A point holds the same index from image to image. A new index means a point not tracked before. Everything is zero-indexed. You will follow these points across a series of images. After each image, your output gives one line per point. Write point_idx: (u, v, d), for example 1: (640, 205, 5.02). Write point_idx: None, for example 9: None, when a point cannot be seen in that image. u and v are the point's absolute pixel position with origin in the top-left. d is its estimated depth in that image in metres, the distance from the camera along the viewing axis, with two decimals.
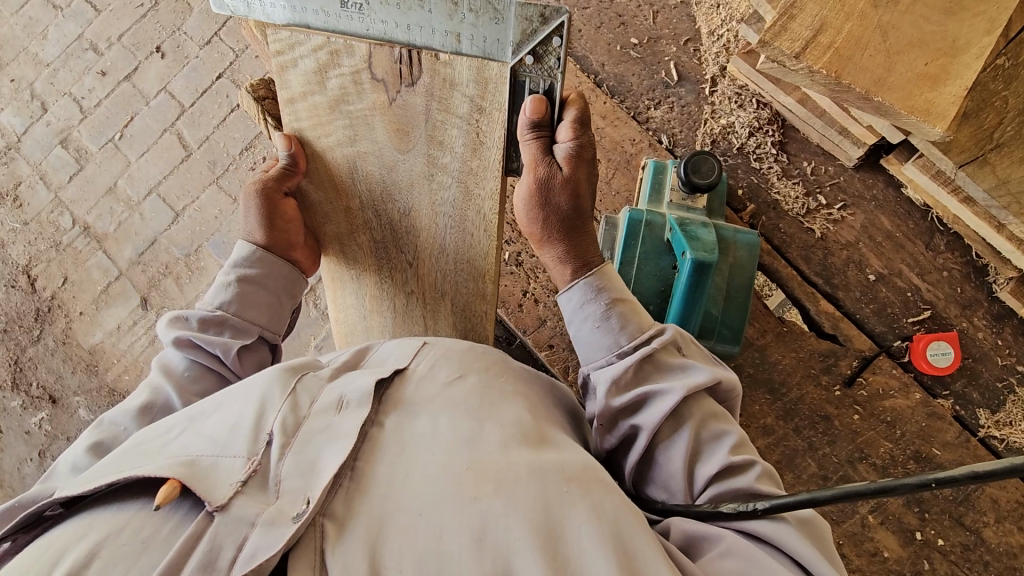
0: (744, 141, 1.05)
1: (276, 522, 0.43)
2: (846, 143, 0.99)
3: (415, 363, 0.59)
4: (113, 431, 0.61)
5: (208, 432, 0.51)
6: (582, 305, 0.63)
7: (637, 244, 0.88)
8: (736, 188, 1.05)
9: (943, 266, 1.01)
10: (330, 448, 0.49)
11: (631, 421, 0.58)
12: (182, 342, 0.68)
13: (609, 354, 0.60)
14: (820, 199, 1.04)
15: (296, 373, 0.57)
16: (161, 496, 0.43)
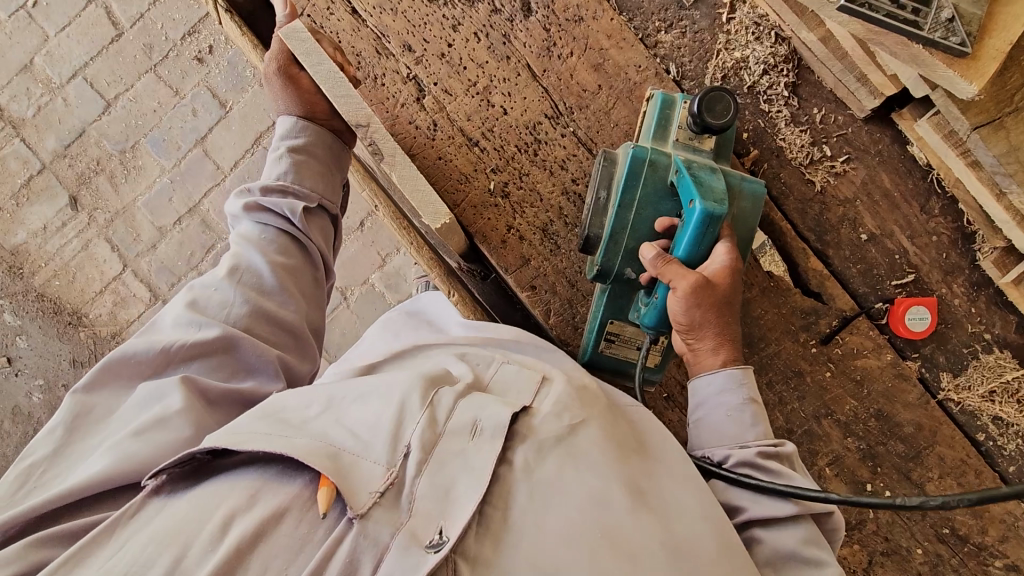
0: (756, 79, 0.97)
1: (412, 542, 0.57)
2: (862, 91, 0.93)
3: (539, 401, 0.71)
4: (201, 294, 0.78)
5: (349, 424, 0.65)
6: (703, 402, 0.75)
7: (638, 185, 0.81)
8: (742, 130, 0.98)
9: (934, 230, 0.98)
10: (464, 481, 0.62)
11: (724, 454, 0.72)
12: (248, 206, 0.84)
13: (733, 445, 0.72)
14: (824, 149, 0.98)
15: (436, 384, 0.70)
16: (324, 495, 0.58)
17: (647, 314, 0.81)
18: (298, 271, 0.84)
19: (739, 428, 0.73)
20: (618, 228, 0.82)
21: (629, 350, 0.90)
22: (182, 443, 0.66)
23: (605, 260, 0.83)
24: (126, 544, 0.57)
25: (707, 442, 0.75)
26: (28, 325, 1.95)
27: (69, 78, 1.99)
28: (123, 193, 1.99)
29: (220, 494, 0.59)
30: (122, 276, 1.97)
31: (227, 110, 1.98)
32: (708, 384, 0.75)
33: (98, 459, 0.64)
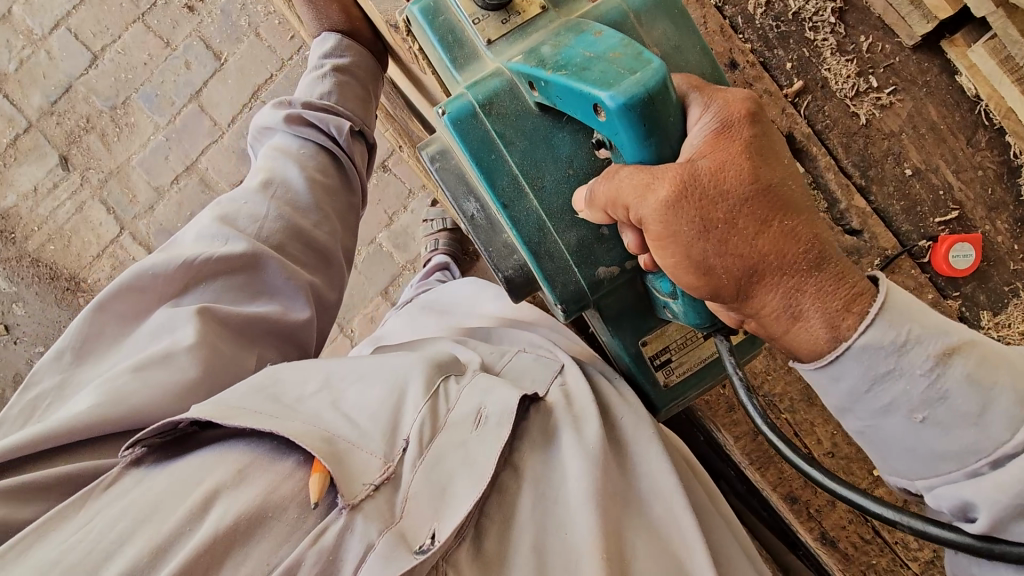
0: (802, 5, 0.94)
1: (401, 543, 0.64)
2: (913, 15, 0.92)
3: (549, 393, 0.85)
4: (235, 208, 0.89)
5: (353, 415, 0.74)
6: (865, 417, 0.59)
7: (507, 162, 0.71)
8: (785, 60, 0.95)
9: (980, 164, 0.95)
10: (462, 479, 0.71)
11: (897, 416, 0.57)
12: (291, 120, 0.98)
13: (898, 409, 0.56)
14: (870, 80, 0.94)
15: (442, 371, 0.81)
16: (317, 484, 0.65)
17: (688, 312, 0.70)
18: (332, 184, 0.99)
19: (968, 435, 0.54)
20: (533, 233, 0.72)
21: (690, 354, 0.86)
22: (187, 382, 0.75)
23: (565, 295, 0.74)
24: (101, 512, 0.63)
25: (923, 474, 0.58)
26: (25, 292, 1.88)
27: (53, 29, 1.90)
28: (116, 151, 1.90)
29: (205, 470, 0.67)
30: (119, 239, 1.90)
31: (223, 62, 1.89)
32: (834, 383, 0.58)
33: (98, 395, 0.72)
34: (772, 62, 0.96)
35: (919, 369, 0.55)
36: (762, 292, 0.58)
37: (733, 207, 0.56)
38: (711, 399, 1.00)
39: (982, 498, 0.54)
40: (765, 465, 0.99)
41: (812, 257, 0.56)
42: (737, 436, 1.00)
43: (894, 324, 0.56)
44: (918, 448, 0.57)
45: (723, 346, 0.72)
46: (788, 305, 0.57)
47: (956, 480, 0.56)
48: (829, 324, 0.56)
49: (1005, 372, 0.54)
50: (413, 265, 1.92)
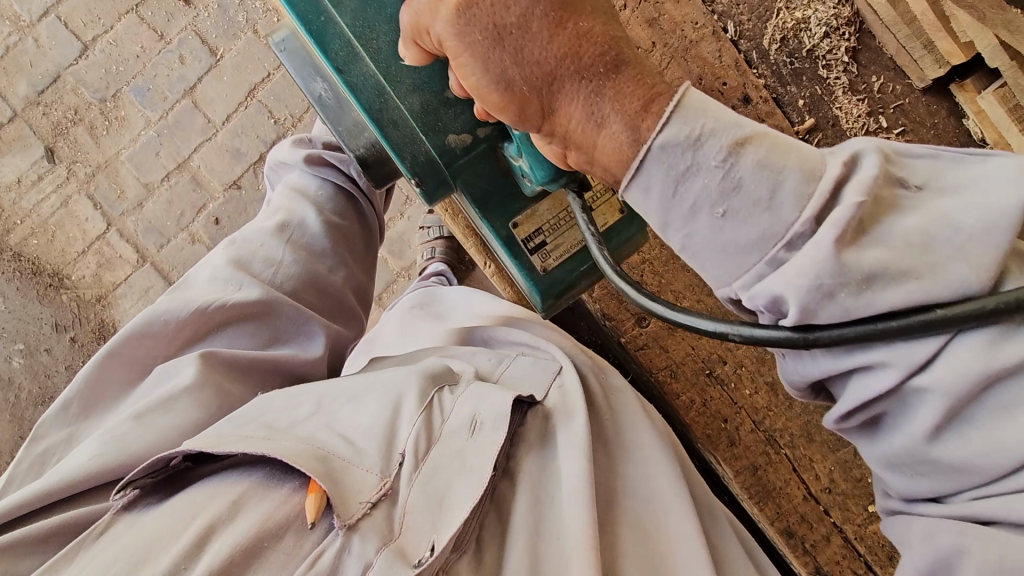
0: (816, 43, 0.95)
1: (400, 559, 0.63)
2: (926, 60, 0.93)
3: (549, 397, 0.84)
4: (252, 250, 0.92)
5: (347, 433, 0.72)
6: (677, 227, 0.54)
7: (338, 23, 0.70)
8: (797, 97, 0.96)
9: None
10: (460, 489, 0.69)
11: (691, 213, 0.53)
12: (310, 160, 1.02)
13: (696, 209, 0.52)
14: (880, 120, 0.95)
15: (436, 383, 0.80)
16: (313, 503, 0.64)
17: (532, 167, 0.68)
18: (347, 220, 1.02)
19: (763, 221, 0.51)
20: (372, 97, 0.70)
21: (563, 236, 0.80)
22: (189, 424, 0.74)
23: (415, 167, 0.71)
24: (95, 558, 0.62)
25: (735, 274, 0.53)
26: (5, 286, 1.83)
27: (41, 17, 1.84)
28: (104, 145, 1.85)
29: (200, 503, 0.65)
30: (106, 236, 1.85)
31: (218, 59, 1.84)
32: (647, 196, 0.54)
33: (101, 446, 0.71)
34: (784, 98, 0.96)
35: (712, 162, 0.51)
36: (563, 102, 0.55)
37: (526, 9, 0.53)
38: (714, 434, 1.04)
39: (790, 289, 0.49)
40: (764, 499, 1.02)
41: (608, 61, 0.54)
42: (738, 471, 1.03)
43: (690, 121, 0.52)
44: (722, 258, 0.53)
45: (576, 202, 0.70)
46: (590, 113, 0.55)
47: (762, 274, 0.52)
48: (631, 128, 0.53)
49: (793, 156, 0.51)
50: (407, 272, 1.91)
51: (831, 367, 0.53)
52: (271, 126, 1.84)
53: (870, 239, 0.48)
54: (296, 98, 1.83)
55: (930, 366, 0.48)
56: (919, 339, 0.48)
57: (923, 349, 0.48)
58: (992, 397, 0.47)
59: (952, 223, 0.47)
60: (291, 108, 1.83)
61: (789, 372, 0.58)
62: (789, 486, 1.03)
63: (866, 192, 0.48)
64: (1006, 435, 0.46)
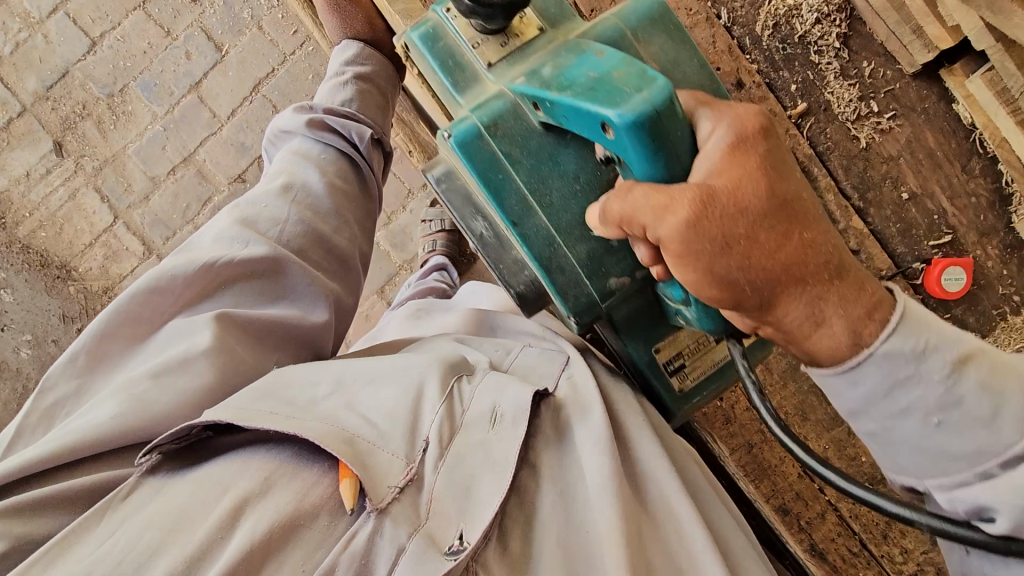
0: (808, 29, 0.97)
1: (430, 547, 0.66)
2: (916, 44, 0.94)
3: (559, 389, 0.84)
4: (253, 210, 0.93)
5: (373, 416, 0.74)
6: (878, 418, 0.59)
7: (515, 181, 0.71)
8: (789, 82, 0.98)
9: (973, 191, 0.98)
10: (485, 479, 0.71)
11: (854, 411, 0.60)
12: (311, 124, 1.04)
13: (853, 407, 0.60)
14: (871, 105, 0.97)
15: (454, 371, 0.80)
16: (349, 491, 0.67)
17: (700, 316, 0.68)
18: (351, 187, 1.03)
19: (978, 437, 0.56)
20: (543, 250, 0.72)
21: (703, 357, 0.85)
22: (202, 386, 0.76)
23: (577, 307, 0.73)
24: (124, 521, 0.65)
25: (932, 474, 0.59)
26: (14, 278, 1.86)
27: (49, 13, 1.87)
28: (112, 140, 1.88)
29: (228, 477, 0.68)
30: (113, 228, 1.88)
31: (224, 54, 1.87)
32: (852, 386, 0.59)
33: (114, 403, 0.73)
34: (777, 83, 0.98)
35: (936, 378, 0.56)
36: (785, 303, 0.57)
37: (752, 221, 0.56)
38: (710, 414, 1.05)
39: (1001, 502, 0.54)
40: (760, 477, 1.04)
41: (830, 269, 0.57)
42: (734, 448, 1.05)
43: (913, 331, 0.57)
44: (912, 433, 0.58)
45: (737, 351, 0.69)
46: (810, 314, 0.57)
47: (968, 480, 0.57)
48: (852, 332, 0.57)
49: (1012, 379, 0.56)
50: (409, 264, 1.93)
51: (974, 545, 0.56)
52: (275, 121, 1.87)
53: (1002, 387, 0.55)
54: (300, 94, 1.86)
55: None
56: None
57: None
58: None
59: None
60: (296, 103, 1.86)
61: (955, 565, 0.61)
62: (784, 464, 1.05)
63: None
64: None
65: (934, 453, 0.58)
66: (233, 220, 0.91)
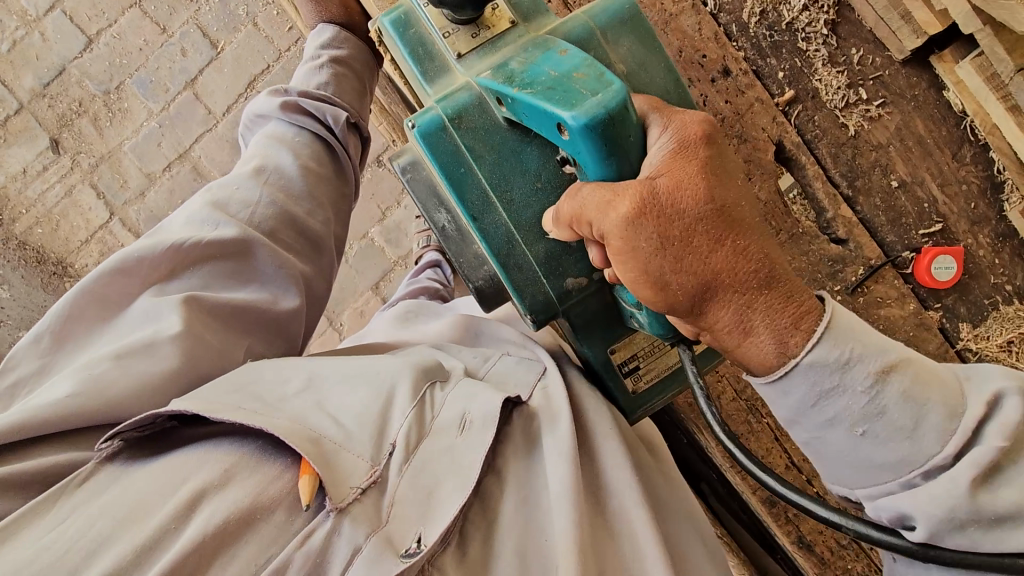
0: (795, 16, 0.96)
1: (388, 548, 0.66)
2: (904, 30, 0.93)
3: (533, 398, 0.85)
4: (225, 193, 0.92)
5: (342, 417, 0.74)
6: (810, 429, 0.60)
7: (477, 176, 0.75)
8: (776, 69, 0.97)
9: (964, 179, 0.97)
10: (449, 483, 0.72)
11: (793, 418, 0.62)
12: (285, 107, 1.03)
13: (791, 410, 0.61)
14: (860, 92, 0.96)
15: (428, 377, 0.81)
16: (307, 485, 0.66)
17: (652, 321, 0.72)
18: (328, 173, 1.03)
19: (902, 447, 0.56)
20: (502, 244, 0.76)
21: (659, 360, 0.87)
22: (166, 370, 0.76)
23: (533, 305, 0.77)
24: (78, 508, 0.65)
25: (861, 484, 0.60)
26: (10, 275, 1.86)
27: (47, 11, 1.89)
28: (108, 137, 1.89)
29: (188, 469, 0.68)
30: (108, 224, 1.88)
31: (219, 52, 1.88)
32: (784, 396, 0.60)
33: (74, 384, 0.72)
34: (764, 71, 0.98)
35: (860, 387, 0.57)
36: (715, 309, 0.59)
37: (689, 224, 0.58)
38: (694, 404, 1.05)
39: (919, 511, 0.55)
40: (747, 468, 1.03)
41: (762, 277, 0.58)
42: (719, 439, 1.04)
43: (839, 343, 0.58)
44: (846, 442, 0.59)
45: (688, 357, 0.73)
46: (739, 321, 0.59)
47: (892, 490, 0.58)
48: (779, 343, 0.58)
49: (936, 392, 0.56)
50: (404, 261, 1.93)
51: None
52: None
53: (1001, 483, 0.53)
54: None
55: None
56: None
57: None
58: None
59: None
60: None
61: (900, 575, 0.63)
62: (769, 455, 1.04)
63: (1012, 438, 0.53)
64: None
65: (862, 463, 0.58)
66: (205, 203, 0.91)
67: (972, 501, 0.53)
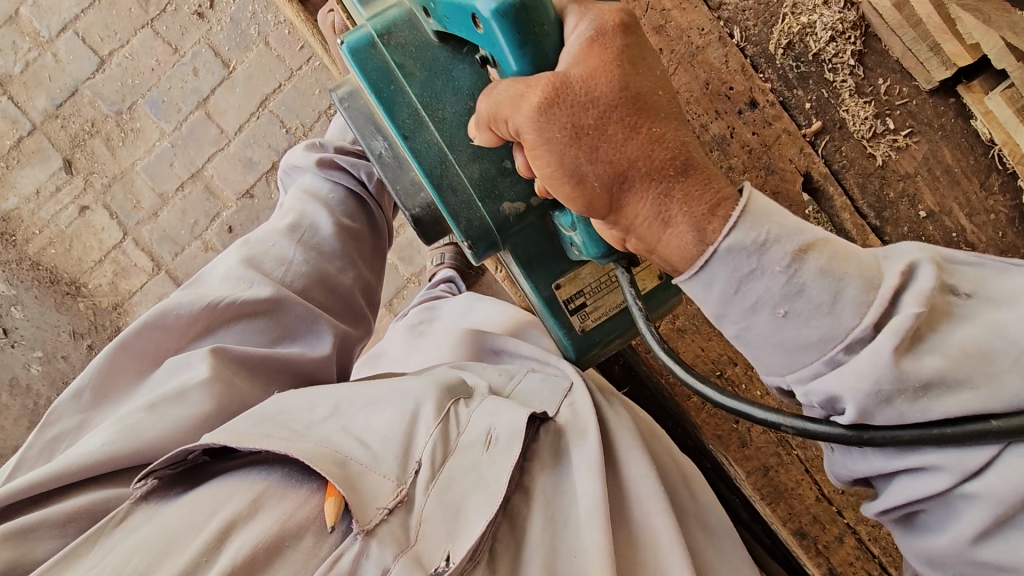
0: (822, 47, 0.99)
1: (416, 567, 0.65)
2: (932, 62, 0.96)
3: (561, 411, 0.85)
4: (258, 250, 0.97)
5: (367, 440, 0.73)
6: (735, 321, 0.59)
7: (408, 94, 0.77)
8: (803, 101, 1.00)
9: (992, 208, 0.97)
10: (475, 499, 0.70)
11: (719, 312, 0.59)
12: (321, 163, 1.07)
13: (716, 297, 0.58)
14: (888, 122, 0.98)
15: (451, 395, 0.80)
16: (332, 507, 0.66)
17: (586, 242, 0.72)
18: (360, 227, 1.07)
19: (825, 325, 0.55)
20: (434, 164, 0.76)
21: (604, 298, 0.85)
22: (198, 415, 0.77)
23: (471, 231, 0.77)
24: (114, 548, 0.64)
25: (792, 370, 0.59)
26: (24, 295, 1.86)
27: (59, 32, 1.89)
28: (121, 157, 1.89)
29: (219, 499, 0.67)
30: (122, 244, 1.88)
31: (231, 71, 1.88)
32: (708, 290, 0.58)
33: (111, 432, 0.74)
34: (791, 102, 1.00)
35: (779, 268, 0.55)
36: (632, 200, 0.58)
37: (603, 112, 0.57)
38: (725, 434, 1.05)
39: (848, 391, 0.55)
40: (776, 500, 1.03)
41: (677, 164, 0.57)
42: (750, 471, 1.04)
43: (755, 227, 0.56)
44: (772, 335, 0.57)
45: (625, 277, 0.72)
46: (658, 212, 0.58)
47: (820, 371, 0.57)
48: (698, 232, 0.57)
49: (853, 265, 0.55)
50: (417, 278, 1.93)
51: (882, 466, 0.59)
52: (283, 136, 1.87)
53: (927, 350, 0.53)
54: (307, 109, 1.87)
55: (981, 473, 0.53)
56: (973, 446, 0.53)
57: (975, 457, 0.53)
58: None
59: (1007, 337, 0.51)
60: (303, 118, 1.86)
61: (839, 467, 0.65)
62: (801, 487, 1.03)
63: (925, 303, 0.53)
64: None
65: (791, 352, 0.57)
66: (241, 259, 0.96)
67: (896, 371, 0.52)
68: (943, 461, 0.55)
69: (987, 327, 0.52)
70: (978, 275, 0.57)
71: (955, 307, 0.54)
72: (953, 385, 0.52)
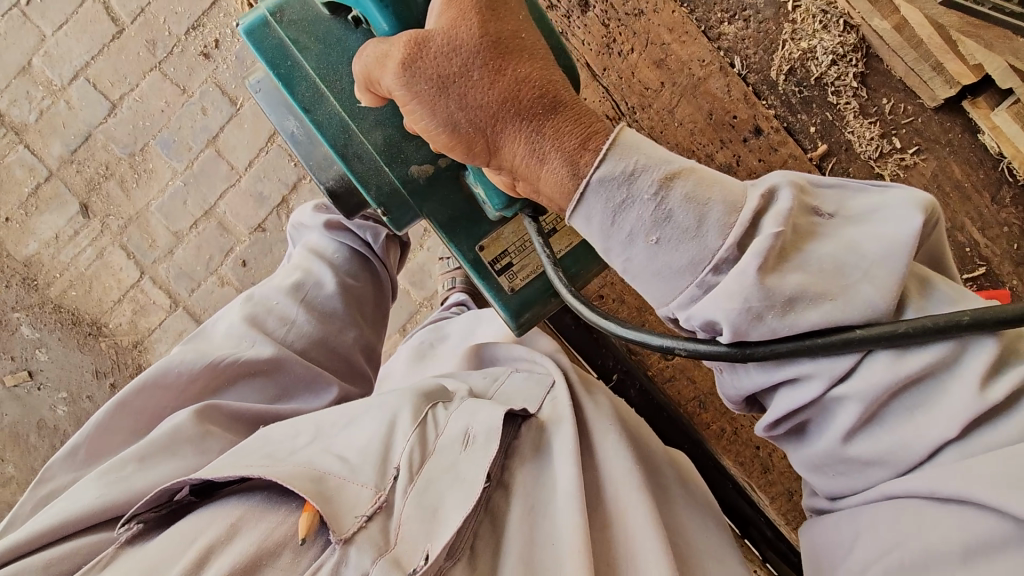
0: (824, 71, 1.02)
1: (394, 568, 0.63)
2: (935, 80, 0.98)
3: (542, 407, 0.87)
4: (262, 307, 1.03)
5: (348, 454, 0.75)
6: (617, 253, 0.61)
7: (304, 68, 0.78)
8: (809, 125, 1.03)
9: (1005, 221, 1.00)
10: (451, 499, 0.70)
11: (602, 242, 0.61)
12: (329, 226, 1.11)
13: (596, 228, 0.60)
14: (893, 142, 1.02)
15: (429, 400, 0.83)
16: (305, 522, 0.65)
17: (490, 194, 0.74)
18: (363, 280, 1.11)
19: (692, 248, 0.58)
20: (337, 134, 0.79)
21: (530, 255, 0.85)
22: (187, 467, 0.79)
23: (381, 196, 0.80)
24: None
25: (671, 296, 0.61)
26: (48, 338, 1.91)
27: (71, 80, 1.93)
28: (135, 198, 1.93)
29: (199, 529, 0.67)
30: (139, 283, 1.92)
31: (238, 107, 1.91)
32: (589, 223, 0.60)
33: (100, 485, 0.76)
34: (796, 127, 1.04)
35: (646, 195, 0.58)
36: (506, 140, 0.60)
37: (466, 60, 0.59)
38: (747, 461, 1.13)
39: (721, 312, 0.57)
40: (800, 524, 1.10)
41: (543, 103, 0.59)
42: (773, 496, 1.12)
43: (625, 157, 0.59)
44: (645, 260, 0.60)
45: (531, 225, 0.74)
46: (532, 150, 0.60)
47: (695, 296, 0.59)
48: (571, 165, 0.59)
49: (716, 189, 0.58)
50: (430, 302, 1.95)
51: (762, 380, 0.61)
52: (291, 168, 1.90)
53: (793, 266, 0.56)
54: None
55: (849, 377, 0.56)
56: (838, 354, 0.56)
57: (841, 363, 0.56)
58: (903, 400, 0.55)
59: (859, 251, 0.56)
60: None
61: (727, 387, 0.66)
62: None
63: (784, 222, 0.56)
64: (909, 431, 0.54)
65: (666, 274, 0.60)
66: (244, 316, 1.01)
67: (762, 286, 0.55)
68: (815, 372, 0.57)
69: (843, 244, 0.56)
70: (839, 196, 0.62)
71: (818, 228, 0.58)
72: (814, 296, 0.55)
